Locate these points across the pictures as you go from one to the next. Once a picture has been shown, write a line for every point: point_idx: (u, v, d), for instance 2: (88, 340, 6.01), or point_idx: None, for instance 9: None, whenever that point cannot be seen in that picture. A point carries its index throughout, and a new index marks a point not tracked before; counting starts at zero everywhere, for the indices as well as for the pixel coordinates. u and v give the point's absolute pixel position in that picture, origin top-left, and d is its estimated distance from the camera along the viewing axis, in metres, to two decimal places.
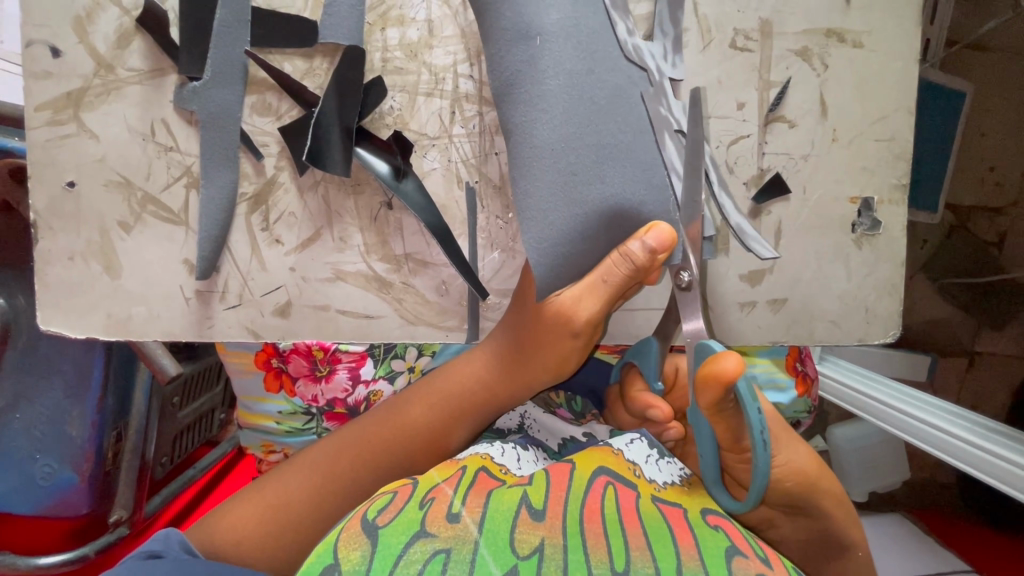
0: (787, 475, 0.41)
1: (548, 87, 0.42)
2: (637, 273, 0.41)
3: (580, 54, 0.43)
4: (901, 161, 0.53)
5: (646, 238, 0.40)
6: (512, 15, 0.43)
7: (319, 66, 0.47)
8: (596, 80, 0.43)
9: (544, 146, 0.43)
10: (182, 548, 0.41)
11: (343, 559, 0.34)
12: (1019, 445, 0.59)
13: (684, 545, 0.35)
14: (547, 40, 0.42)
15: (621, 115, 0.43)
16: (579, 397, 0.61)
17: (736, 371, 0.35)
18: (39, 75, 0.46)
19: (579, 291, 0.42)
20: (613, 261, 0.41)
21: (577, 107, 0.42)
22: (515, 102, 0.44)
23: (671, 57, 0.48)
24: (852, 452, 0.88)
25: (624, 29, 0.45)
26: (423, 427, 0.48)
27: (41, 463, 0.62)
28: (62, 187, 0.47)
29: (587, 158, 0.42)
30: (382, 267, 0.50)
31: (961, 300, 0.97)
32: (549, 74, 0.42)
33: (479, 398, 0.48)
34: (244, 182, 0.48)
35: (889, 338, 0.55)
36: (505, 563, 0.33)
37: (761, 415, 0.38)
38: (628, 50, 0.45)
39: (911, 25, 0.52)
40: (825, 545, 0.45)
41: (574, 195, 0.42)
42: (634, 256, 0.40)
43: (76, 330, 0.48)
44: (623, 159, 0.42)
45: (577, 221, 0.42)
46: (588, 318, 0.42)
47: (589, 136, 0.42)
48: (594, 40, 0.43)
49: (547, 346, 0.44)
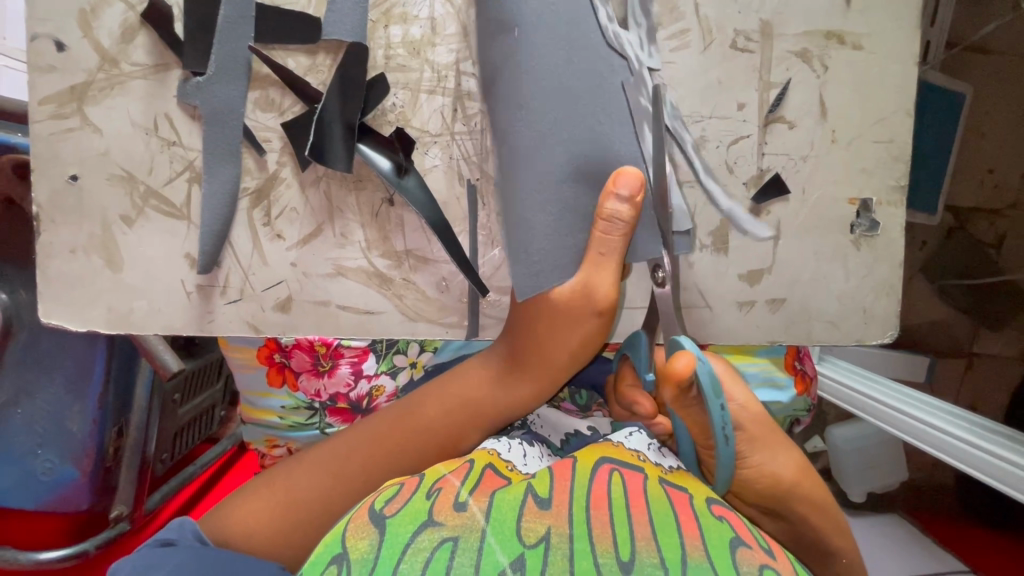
0: (758, 478, 0.42)
1: (526, 82, 0.43)
2: (626, 229, 0.43)
3: (559, 44, 0.43)
4: (899, 163, 0.53)
5: (619, 190, 0.42)
6: (493, 12, 0.44)
7: (322, 63, 0.47)
8: (575, 69, 0.44)
9: (521, 143, 0.44)
10: (195, 538, 0.43)
11: (352, 548, 0.34)
12: (1016, 446, 0.60)
13: (689, 535, 0.35)
14: (525, 32, 0.43)
15: (599, 105, 0.44)
16: (584, 392, 0.62)
17: (683, 370, 0.38)
18: (44, 68, 0.46)
19: (587, 272, 0.44)
20: (599, 228, 0.43)
21: (554, 99, 0.43)
22: (497, 98, 0.45)
23: (647, 47, 0.48)
24: (851, 452, 0.89)
25: (604, 15, 0.46)
26: (437, 427, 0.48)
27: (41, 458, 0.63)
28: (64, 181, 0.47)
29: (563, 153, 0.44)
30: (383, 263, 0.50)
31: (960, 302, 0.97)
32: (527, 66, 0.43)
33: (497, 393, 0.49)
34: (247, 177, 0.48)
35: (887, 339, 0.55)
36: (512, 551, 0.33)
37: (724, 413, 0.39)
38: (609, 36, 0.45)
39: (911, 26, 0.52)
40: (814, 544, 0.46)
41: (551, 190, 0.44)
42: (619, 214, 0.42)
43: (77, 324, 0.48)
44: (600, 152, 0.44)
45: (553, 220, 0.44)
46: (606, 291, 0.44)
47: (566, 129, 0.44)
48: (573, 28, 0.44)
49: (566, 331, 0.45)
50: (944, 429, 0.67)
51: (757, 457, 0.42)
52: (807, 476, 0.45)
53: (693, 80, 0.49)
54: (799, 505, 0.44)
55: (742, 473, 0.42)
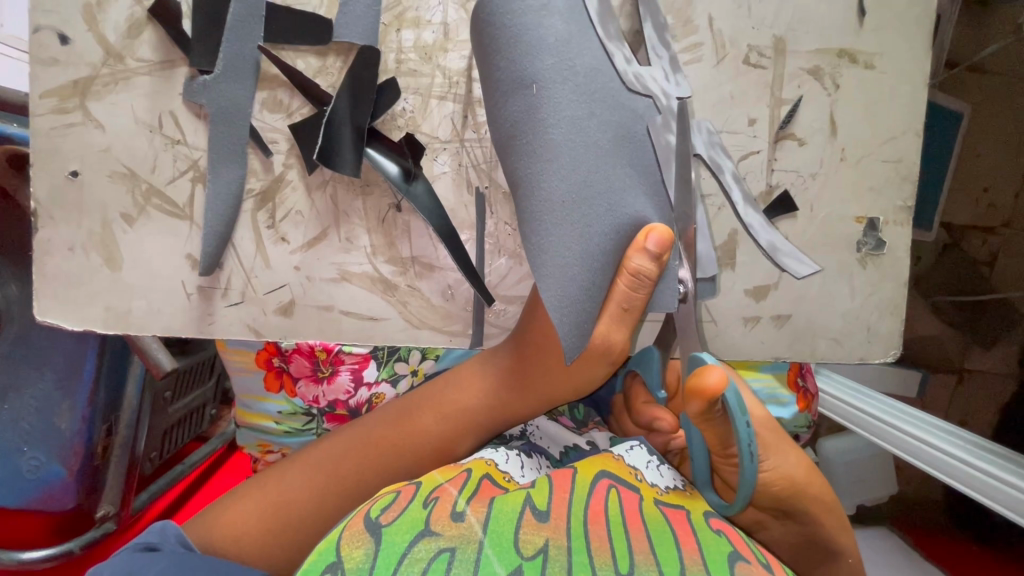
0: (774, 481, 0.42)
1: (551, 137, 0.41)
2: (651, 286, 0.42)
3: (580, 97, 0.42)
4: (907, 183, 0.53)
5: (647, 245, 0.41)
6: (509, 65, 0.42)
7: (332, 65, 0.47)
8: (598, 121, 0.42)
9: (553, 200, 0.41)
10: (178, 542, 0.41)
11: (347, 557, 0.33)
12: (1010, 465, 0.59)
13: (687, 550, 0.35)
14: (544, 87, 0.41)
15: (625, 155, 0.43)
16: (581, 406, 0.63)
17: (718, 387, 0.36)
18: (46, 61, 0.45)
19: (607, 325, 0.43)
20: (624, 284, 0.42)
21: (582, 152, 0.41)
22: (518, 151, 0.43)
23: (672, 76, 0.46)
24: (842, 465, 0.89)
25: (622, 59, 0.44)
26: (432, 436, 0.48)
27: (28, 456, 0.61)
28: (64, 176, 0.46)
29: (597, 208, 0.42)
30: (388, 269, 0.50)
31: (950, 317, 0.98)
32: (549, 122, 0.41)
33: (490, 408, 0.49)
34: (252, 179, 0.47)
35: (890, 357, 0.55)
36: (510, 563, 0.33)
37: (749, 429, 0.39)
38: (628, 79, 0.44)
39: (922, 47, 0.52)
40: (805, 552, 0.46)
41: (588, 246, 0.42)
42: (645, 271, 0.41)
43: (74, 323, 0.47)
44: (633, 204, 0.42)
45: (594, 274, 0.42)
46: (622, 344, 0.44)
47: (598, 183, 0.42)
48: (591, 79, 0.42)
49: (581, 372, 0.46)
50: (936, 444, 0.66)
51: (773, 460, 0.42)
52: (814, 476, 0.45)
53: (703, 94, 0.49)
54: (798, 514, 0.44)
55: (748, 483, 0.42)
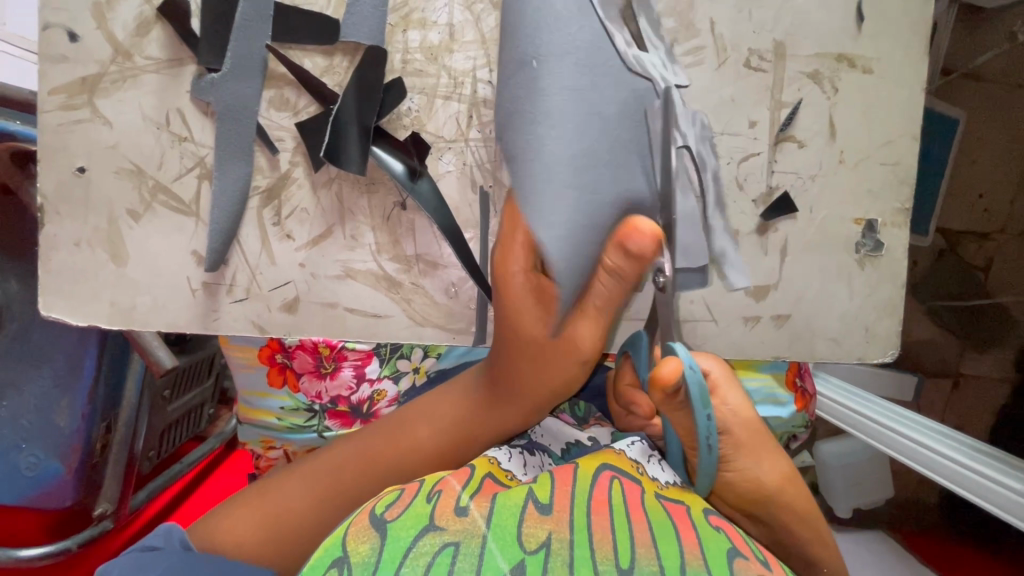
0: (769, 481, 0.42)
1: (549, 107, 0.44)
2: (627, 283, 0.45)
3: (580, 72, 0.44)
4: (904, 186, 0.54)
5: (627, 245, 0.44)
6: (518, 38, 0.45)
7: (338, 64, 0.47)
8: (597, 97, 0.45)
9: (547, 166, 0.45)
10: (182, 545, 0.41)
11: (353, 552, 0.34)
12: (1003, 465, 0.60)
13: (687, 544, 0.35)
14: (544, 61, 0.44)
15: (620, 132, 0.46)
16: (582, 403, 0.59)
17: (668, 379, 0.37)
18: (55, 58, 0.45)
19: (581, 322, 0.45)
20: (602, 282, 0.45)
21: (575, 128, 0.45)
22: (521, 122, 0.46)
23: (670, 67, 0.48)
24: (839, 469, 0.89)
25: (622, 40, 0.46)
26: (425, 447, 0.49)
27: (27, 453, 0.62)
28: (71, 172, 0.46)
29: (589, 180, 0.45)
30: (393, 267, 0.50)
31: (947, 323, 0.99)
32: (549, 94, 0.44)
33: (481, 420, 0.49)
34: (258, 176, 0.48)
35: (887, 358, 0.56)
36: (513, 557, 0.33)
37: (708, 422, 0.39)
38: (629, 61, 0.46)
39: (920, 52, 0.53)
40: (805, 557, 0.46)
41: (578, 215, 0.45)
42: (622, 268, 0.44)
43: (79, 318, 0.48)
44: (621, 182, 0.46)
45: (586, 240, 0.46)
46: (591, 343, 0.46)
47: (589, 158, 0.45)
48: (594, 54, 0.45)
49: (554, 373, 0.46)
50: (932, 446, 0.67)
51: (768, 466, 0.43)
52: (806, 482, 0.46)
53: (703, 96, 0.50)
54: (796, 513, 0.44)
55: (727, 476, 0.42)
